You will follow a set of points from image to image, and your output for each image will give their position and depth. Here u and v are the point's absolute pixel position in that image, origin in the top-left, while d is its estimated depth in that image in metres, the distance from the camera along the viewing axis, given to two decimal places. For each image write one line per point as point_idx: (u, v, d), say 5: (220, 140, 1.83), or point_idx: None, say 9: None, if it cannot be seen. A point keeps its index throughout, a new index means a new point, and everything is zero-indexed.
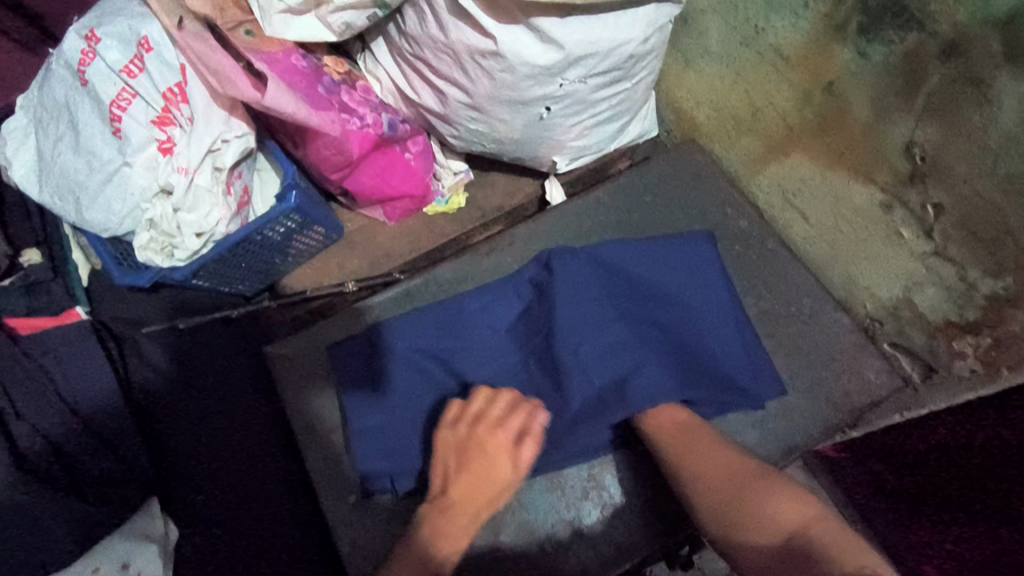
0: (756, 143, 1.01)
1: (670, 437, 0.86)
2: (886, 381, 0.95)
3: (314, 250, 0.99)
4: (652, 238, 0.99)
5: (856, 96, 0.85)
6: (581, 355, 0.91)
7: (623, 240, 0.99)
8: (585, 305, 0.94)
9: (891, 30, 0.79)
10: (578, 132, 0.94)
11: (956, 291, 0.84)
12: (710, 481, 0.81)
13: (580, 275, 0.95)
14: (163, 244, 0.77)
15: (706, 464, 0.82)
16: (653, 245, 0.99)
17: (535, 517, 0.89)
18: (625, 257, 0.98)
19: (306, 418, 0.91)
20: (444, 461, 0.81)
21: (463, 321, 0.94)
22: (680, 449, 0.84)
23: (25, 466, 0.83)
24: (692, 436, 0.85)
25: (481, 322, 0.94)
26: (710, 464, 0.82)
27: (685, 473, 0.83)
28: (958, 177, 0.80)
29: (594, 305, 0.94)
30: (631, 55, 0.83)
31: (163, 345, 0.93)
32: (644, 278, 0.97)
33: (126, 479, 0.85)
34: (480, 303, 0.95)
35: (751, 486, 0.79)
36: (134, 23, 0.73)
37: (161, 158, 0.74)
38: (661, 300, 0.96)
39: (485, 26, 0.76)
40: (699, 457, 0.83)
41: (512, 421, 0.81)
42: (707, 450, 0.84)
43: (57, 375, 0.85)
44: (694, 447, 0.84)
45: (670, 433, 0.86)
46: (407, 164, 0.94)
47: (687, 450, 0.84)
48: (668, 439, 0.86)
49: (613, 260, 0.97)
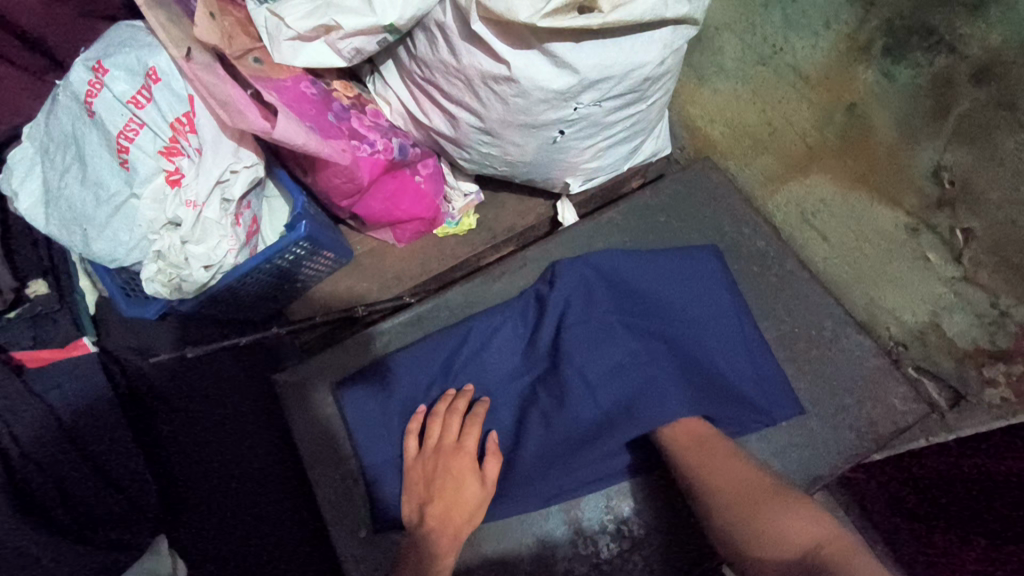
0: (773, 161, 0.98)
1: (684, 446, 0.84)
2: (913, 408, 0.89)
3: (323, 275, 0.98)
4: (656, 251, 0.96)
5: (881, 117, 0.86)
6: (589, 372, 0.89)
7: (626, 251, 0.96)
8: (591, 320, 0.92)
9: (918, 52, 0.81)
10: (591, 154, 0.92)
11: (987, 318, 0.84)
12: (726, 494, 0.79)
13: (584, 289, 0.93)
14: (169, 276, 0.75)
15: (721, 475, 0.81)
16: (662, 257, 0.96)
17: (552, 552, 0.86)
18: (628, 270, 0.95)
19: (315, 448, 0.89)
20: (412, 487, 0.83)
21: (465, 340, 0.92)
22: (695, 458, 0.82)
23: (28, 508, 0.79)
24: (708, 448, 0.83)
25: (484, 342, 0.92)
26: (725, 476, 0.80)
27: (695, 482, 0.81)
28: (991, 204, 0.80)
29: (598, 322, 0.91)
30: (647, 77, 0.81)
31: (168, 372, 0.89)
32: (653, 291, 0.94)
33: (135, 519, 0.83)
34: (488, 324, 0.93)
35: (769, 500, 0.76)
36: (142, 54, 0.72)
37: (170, 190, 0.73)
38: (671, 314, 0.93)
39: (498, 52, 0.74)
40: (714, 468, 0.81)
41: (467, 443, 0.84)
42: (724, 462, 0.82)
43: (58, 403, 0.82)
44: (707, 457, 0.82)
45: (685, 442, 0.84)
46: (417, 188, 0.92)
47: (702, 461, 0.82)
48: (681, 445, 0.84)
49: (616, 274, 0.94)
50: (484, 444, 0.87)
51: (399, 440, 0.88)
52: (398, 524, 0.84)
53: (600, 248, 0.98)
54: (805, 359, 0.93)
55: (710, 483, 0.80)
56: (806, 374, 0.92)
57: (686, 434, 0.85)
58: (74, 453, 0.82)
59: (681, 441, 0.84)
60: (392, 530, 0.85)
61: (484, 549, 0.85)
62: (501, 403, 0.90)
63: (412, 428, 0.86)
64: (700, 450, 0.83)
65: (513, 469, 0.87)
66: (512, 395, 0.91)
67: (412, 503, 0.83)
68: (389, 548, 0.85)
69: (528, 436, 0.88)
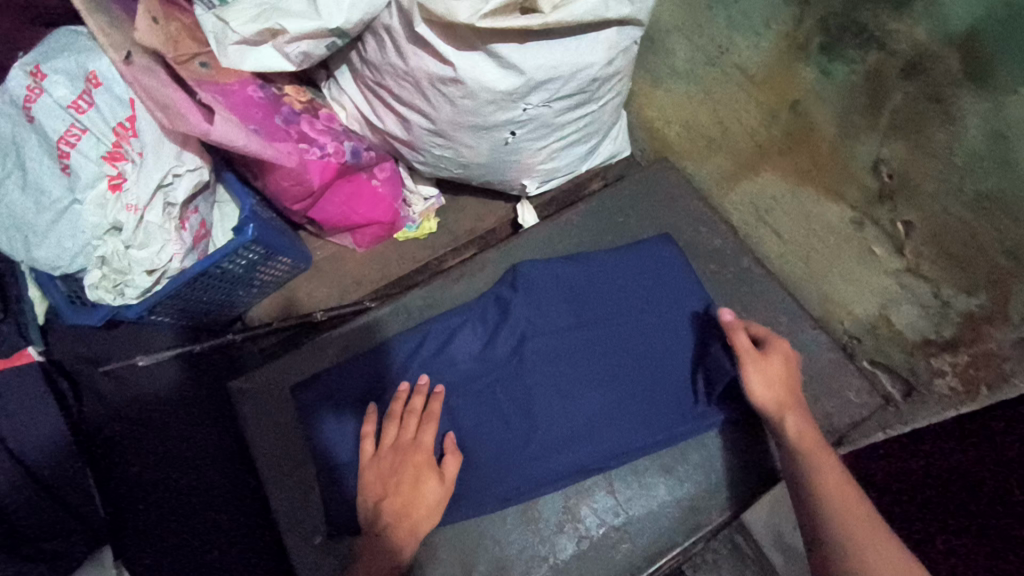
0: (726, 161, 0.99)
1: (838, 500, 0.69)
2: (868, 400, 0.87)
3: (280, 279, 0.98)
4: (616, 251, 0.97)
5: (821, 113, 0.90)
6: (551, 379, 0.90)
7: (589, 253, 0.97)
8: (551, 325, 0.92)
9: (852, 49, 0.86)
10: (546, 155, 0.93)
11: (932, 309, 0.86)
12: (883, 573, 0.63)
13: (545, 293, 0.94)
14: (113, 282, 0.75)
15: (898, 572, 0.63)
16: (622, 257, 0.96)
17: (509, 554, 0.83)
18: (591, 274, 0.95)
19: (270, 452, 0.87)
20: (366, 488, 0.80)
21: (424, 343, 0.92)
22: (841, 506, 0.68)
23: None
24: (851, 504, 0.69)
25: (445, 348, 0.91)
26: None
27: (847, 561, 0.65)
28: (925, 195, 0.85)
29: (560, 325, 0.92)
30: (594, 78, 0.82)
31: (119, 383, 0.87)
32: (613, 293, 0.94)
33: (76, 528, 0.80)
34: (447, 326, 0.93)
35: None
36: (83, 59, 0.72)
37: (111, 195, 0.71)
38: (632, 315, 0.93)
39: (443, 53, 0.75)
40: (889, 556, 0.64)
41: (422, 443, 0.82)
42: (901, 557, 0.64)
43: (4, 430, 0.78)
44: (880, 539, 0.65)
45: (839, 496, 0.69)
46: (374, 192, 0.94)
47: (850, 517, 0.67)
48: (830, 486, 0.70)
49: (579, 277, 0.95)
50: (442, 444, 0.85)
51: (357, 445, 0.86)
52: (352, 529, 0.82)
53: (562, 250, 0.99)
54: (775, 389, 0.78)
55: (872, 568, 0.63)
56: (788, 389, 0.79)
57: (845, 490, 0.69)
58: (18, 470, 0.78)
59: (833, 486, 0.70)
60: (345, 532, 0.82)
61: (440, 555, 0.82)
62: (460, 410, 0.88)
63: (367, 431, 0.83)
64: (851, 506, 0.68)
65: (473, 469, 0.85)
66: (473, 402, 0.88)
67: (367, 504, 0.80)
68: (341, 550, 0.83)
69: (488, 438, 0.87)
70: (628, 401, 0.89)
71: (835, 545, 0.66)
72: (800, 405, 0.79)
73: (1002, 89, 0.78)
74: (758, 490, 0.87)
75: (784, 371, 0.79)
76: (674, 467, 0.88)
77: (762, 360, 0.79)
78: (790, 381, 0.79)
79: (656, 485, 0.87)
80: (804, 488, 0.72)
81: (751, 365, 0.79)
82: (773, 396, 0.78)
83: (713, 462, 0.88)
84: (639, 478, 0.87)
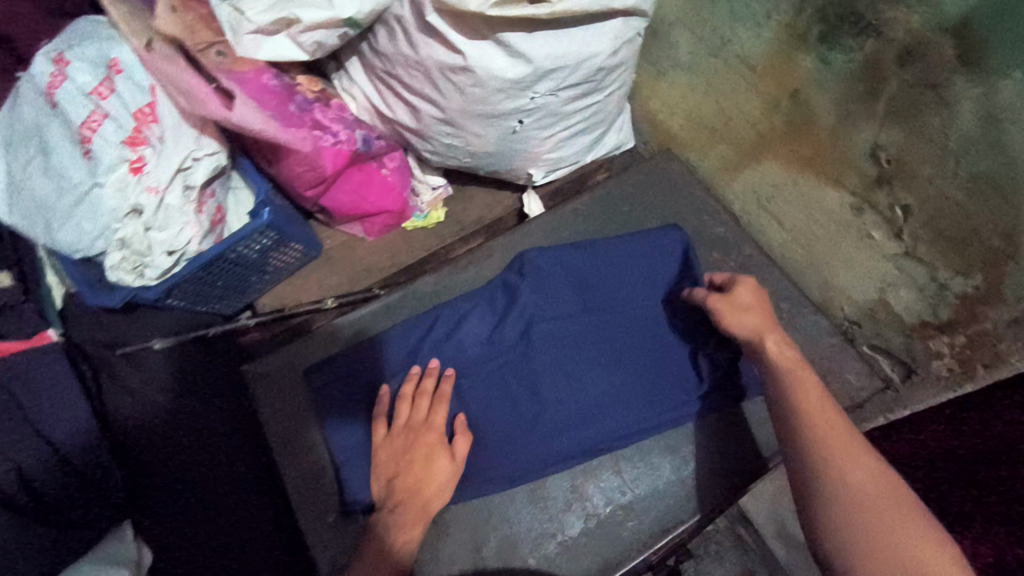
0: (729, 149, 1.03)
1: (815, 409, 0.70)
2: (867, 382, 0.93)
3: (292, 267, 1.00)
4: (621, 238, 0.99)
5: (820, 104, 0.87)
6: (558, 360, 0.92)
7: (594, 240, 1.00)
8: (558, 308, 0.95)
9: (849, 37, 0.79)
10: (552, 144, 0.95)
11: (929, 290, 0.86)
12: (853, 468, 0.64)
13: (551, 278, 0.96)
14: (133, 263, 0.76)
15: (869, 473, 0.64)
16: (626, 244, 0.98)
17: (519, 530, 0.85)
18: (596, 260, 0.98)
19: (284, 432, 0.89)
20: (379, 466, 0.82)
21: (434, 329, 0.93)
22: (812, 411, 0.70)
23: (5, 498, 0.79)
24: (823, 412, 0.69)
25: (454, 333, 0.93)
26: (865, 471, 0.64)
27: (822, 462, 0.65)
28: (923, 180, 0.81)
29: (566, 310, 0.95)
30: (600, 67, 0.85)
31: (138, 366, 0.89)
32: (618, 279, 0.97)
33: (93, 501, 0.81)
34: (456, 311, 0.95)
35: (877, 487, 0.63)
36: (105, 47, 0.74)
37: (132, 178, 0.73)
38: (637, 299, 0.95)
39: (454, 42, 0.77)
40: (861, 458, 0.65)
41: (433, 423, 0.84)
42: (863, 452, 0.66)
43: (33, 408, 0.82)
44: (852, 442, 0.66)
45: (816, 407, 0.70)
46: (384, 181, 0.96)
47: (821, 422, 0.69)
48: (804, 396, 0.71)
49: (583, 263, 0.97)
50: (453, 425, 0.87)
51: (369, 427, 0.88)
52: (362, 506, 0.84)
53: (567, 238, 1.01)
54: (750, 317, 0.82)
55: (845, 469, 0.64)
56: (764, 319, 0.81)
57: (820, 399, 0.71)
58: (45, 446, 0.81)
59: (810, 398, 0.71)
60: (357, 512, 0.84)
61: (451, 532, 0.84)
62: (471, 392, 0.90)
63: (382, 412, 0.85)
64: (827, 416, 0.69)
65: (483, 449, 0.87)
66: (483, 384, 0.90)
67: (380, 482, 0.82)
68: (353, 532, 0.84)
69: (497, 418, 0.89)
70: (632, 382, 0.91)
71: (810, 448, 0.67)
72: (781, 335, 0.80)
73: (995, 72, 0.69)
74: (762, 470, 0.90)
75: (756, 302, 0.83)
76: (679, 447, 0.90)
77: (728, 298, 0.84)
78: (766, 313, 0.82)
79: (662, 464, 0.89)
80: (781, 399, 0.73)
81: (717, 299, 0.83)
82: (748, 323, 0.81)
83: (718, 443, 0.90)
84: (645, 458, 0.89)
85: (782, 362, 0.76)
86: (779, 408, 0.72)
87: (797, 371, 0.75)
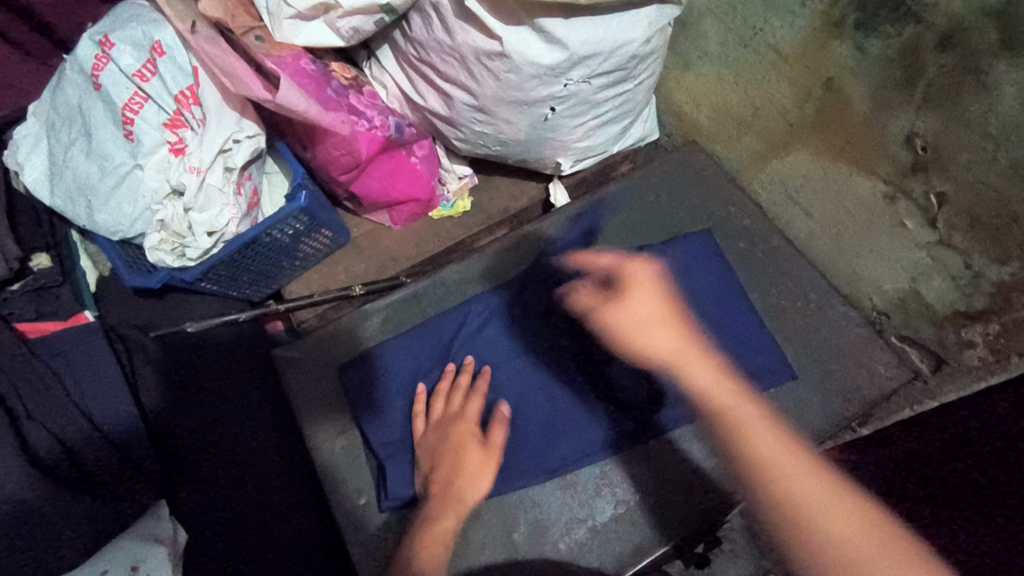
0: (757, 143, 1.02)
1: (773, 454, 0.71)
2: (897, 373, 0.92)
3: (321, 254, 1.01)
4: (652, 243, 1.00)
5: (855, 90, 0.91)
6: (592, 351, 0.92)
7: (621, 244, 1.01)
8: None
9: (886, 24, 0.86)
10: (582, 133, 0.96)
11: (963, 279, 0.87)
12: (761, 448, 0.72)
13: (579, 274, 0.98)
14: (174, 244, 0.78)
15: (841, 514, 0.67)
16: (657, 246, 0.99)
17: (549, 515, 0.85)
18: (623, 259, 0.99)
19: (315, 414, 0.91)
20: (420, 461, 0.84)
21: (466, 324, 0.94)
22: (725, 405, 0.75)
23: (44, 469, 0.77)
24: (736, 405, 0.75)
25: (485, 327, 0.94)
26: (774, 446, 0.72)
27: (742, 452, 0.73)
28: (961, 165, 0.85)
29: None
30: (634, 55, 0.85)
31: (171, 349, 0.91)
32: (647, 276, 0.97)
33: (135, 477, 0.80)
34: (485, 306, 0.95)
35: (782, 463, 0.70)
36: (148, 28, 0.74)
37: (174, 159, 0.75)
38: (666, 299, 0.95)
39: (491, 27, 0.78)
40: (825, 496, 0.68)
41: (469, 423, 0.85)
42: (770, 432, 0.73)
43: (74, 382, 0.81)
44: (813, 482, 0.69)
45: (772, 451, 0.72)
46: (413, 168, 0.96)
47: (734, 407, 0.75)
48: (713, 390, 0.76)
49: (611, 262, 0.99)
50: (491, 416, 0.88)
51: (409, 423, 0.88)
52: (407, 503, 0.84)
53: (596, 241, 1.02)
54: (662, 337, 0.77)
55: (814, 513, 0.67)
56: (666, 325, 0.78)
57: (769, 440, 0.72)
58: (88, 425, 0.79)
59: (757, 431, 0.73)
60: (388, 502, 0.84)
61: (482, 518, 0.84)
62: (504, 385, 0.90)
63: (418, 410, 0.87)
64: (778, 449, 0.72)
65: (522, 446, 0.87)
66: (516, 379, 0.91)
67: (420, 477, 0.84)
68: (392, 526, 0.84)
69: (531, 408, 0.89)
70: None
71: (782, 505, 0.68)
72: (688, 334, 0.79)
73: None
74: None
75: (656, 308, 0.79)
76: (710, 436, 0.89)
77: (620, 317, 0.79)
78: (670, 310, 0.79)
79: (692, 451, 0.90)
80: (736, 451, 0.73)
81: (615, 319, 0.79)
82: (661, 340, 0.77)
83: None
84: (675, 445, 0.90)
85: (714, 402, 0.76)
86: (742, 466, 0.72)
87: (727, 398, 0.76)
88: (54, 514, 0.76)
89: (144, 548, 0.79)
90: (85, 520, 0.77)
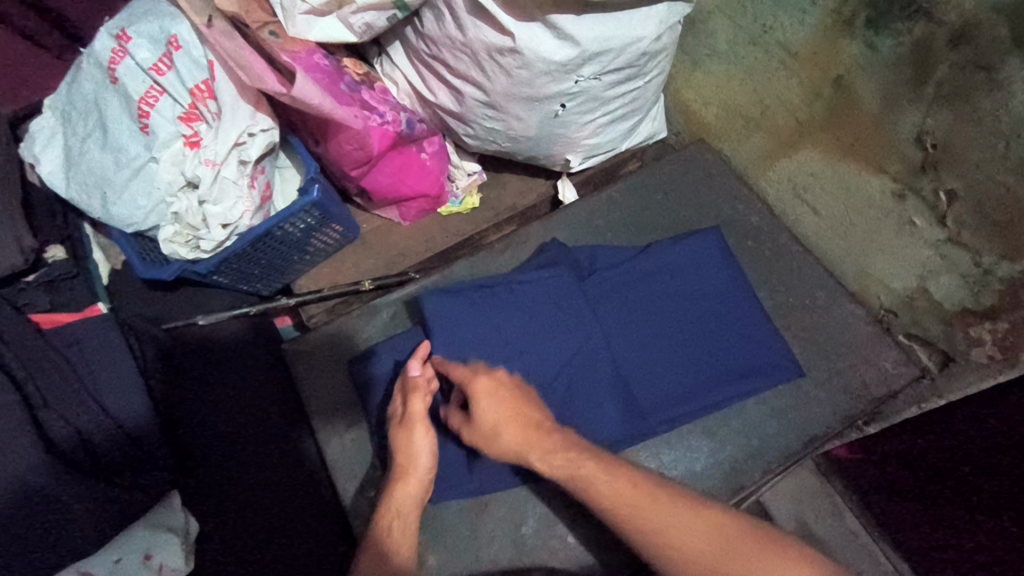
0: (766, 140, 1.03)
1: (618, 499, 0.71)
2: (904, 371, 0.93)
3: (331, 249, 1.01)
4: (656, 242, 0.99)
5: (864, 87, 0.87)
6: (609, 342, 0.92)
7: (616, 246, 1.01)
8: (612, 293, 0.95)
9: (898, 23, 0.80)
10: (591, 130, 0.96)
11: (972, 277, 0.85)
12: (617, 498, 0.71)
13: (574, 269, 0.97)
14: (187, 237, 0.78)
15: (706, 538, 0.68)
16: (661, 245, 0.98)
17: (557, 509, 0.86)
18: (620, 259, 0.99)
19: (324, 405, 0.92)
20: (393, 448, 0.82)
21: (463, 314, 0.89)
22: (567, 465, 0.74)
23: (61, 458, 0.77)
24: (584, 465, 0.74)
25: (482, 319, 0.89)
26: (632, 491, 0.71)
27: (604, 511, 0.72)
28: (970, 163, 0.81)
29: (597, 303, 0.94)
30: (644, 52, 0.85)
31: (182, 341, 0.91)
32: (646, 276, 0.96)
33: (151, 464, 0.80)
34: (478, 298, 0.91)
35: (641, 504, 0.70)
36: (165, 23, 0.75)
37: (188, 152, 0.76)
38: (665, 299, 0.95)
39: (503, 23, 0.78)
40: (688, 525, 0.69)
41: (396, 406, 0.79)
42: (624, 479, 0.72)
43: (88, 374, 0.81)
44: (670, 515, 0.70)
45: (617, 495, 0.71)
46: (423, 164, 0.96)
47: (583, 465, 0.74)
48: (546, 463, 0.75)
49: (607, 262, 0.99)
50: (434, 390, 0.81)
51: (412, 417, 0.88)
52: None
53: (595, 241, 1.02)
54: (510, 430, 0.75)
55: (677, 542, 0.68)
56: (512, 423, 0.75)
57: (621, 482, 0.72)
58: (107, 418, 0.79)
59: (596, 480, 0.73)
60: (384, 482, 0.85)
61: (491, 510, 0.86)
62: (530, 370, 0.88)
63: None
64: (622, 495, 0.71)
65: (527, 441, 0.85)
66: (540, 362, 0.88)
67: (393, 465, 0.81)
68: None
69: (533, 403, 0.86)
70: (659, 376, 0.91)
71: (653, 548, 0.69)
72: (538, 423, 0.76)
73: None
74: (796, 454, 0.91)
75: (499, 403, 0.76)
76: (717, 431, 0.92)
77: (473, 427, 0.77)
78: (519, 409, 0.76)
79: (699, 447, 0.91)
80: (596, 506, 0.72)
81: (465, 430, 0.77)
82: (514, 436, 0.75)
83: (751, 427, 0.92)
84: (682, 440, 0.91)
85: (561, 474, 0.74)
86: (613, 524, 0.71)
87: (566, 461, 0.74)
88: (68, 500, 0.75)
89: (156, 539, 0.82)
90: (100, 509, 0.77)
